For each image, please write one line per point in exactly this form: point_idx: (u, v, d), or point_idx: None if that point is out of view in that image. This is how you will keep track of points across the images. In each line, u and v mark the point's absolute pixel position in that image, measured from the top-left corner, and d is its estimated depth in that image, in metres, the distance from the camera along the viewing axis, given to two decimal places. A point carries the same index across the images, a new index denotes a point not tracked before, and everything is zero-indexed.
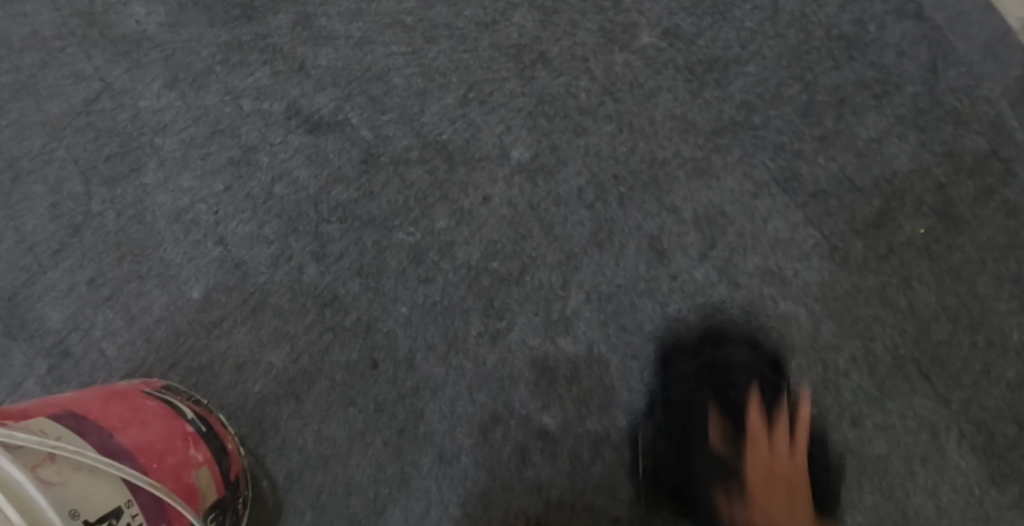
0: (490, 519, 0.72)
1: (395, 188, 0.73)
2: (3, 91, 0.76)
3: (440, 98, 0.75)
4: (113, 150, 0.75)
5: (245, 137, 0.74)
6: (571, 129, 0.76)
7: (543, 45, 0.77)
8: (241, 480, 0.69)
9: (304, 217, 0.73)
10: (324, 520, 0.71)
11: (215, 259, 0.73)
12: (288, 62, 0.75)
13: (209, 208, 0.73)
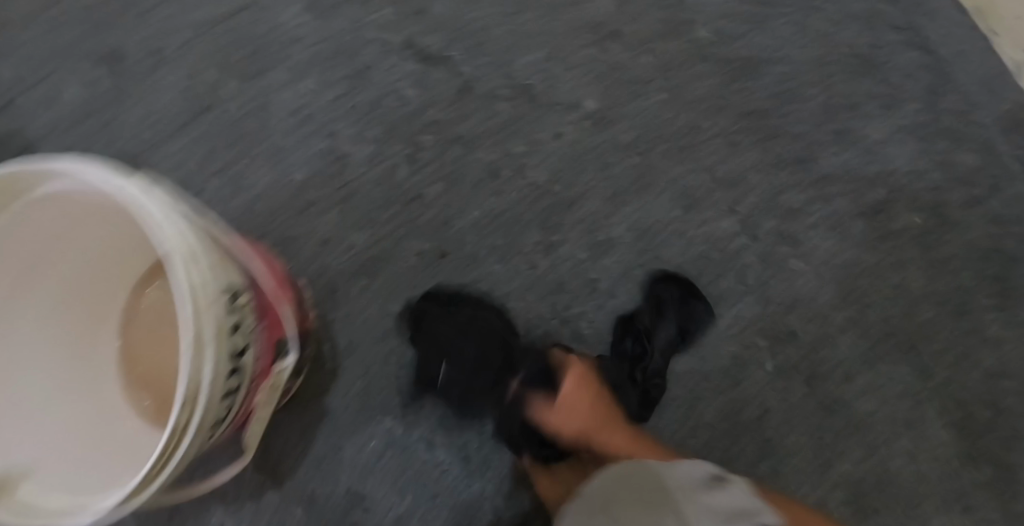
0: (522, 406, 0.82)
1: (482, 116, 0.88)
2: None
3: (529, 52, 0.89)
4: (248, 53, 0.88)
5: (363, 58, 0.88)
6: (630, 93, 0.90)
7: (613, 24, 0.91)
8: (309, 334, 0.79)
9: (402, 126, 0.87)
10: (375, 384, 0.83)
11: (322, 150, 0.86)
12: (408, 6, 0.90)
13: (324, 109, 0.87)
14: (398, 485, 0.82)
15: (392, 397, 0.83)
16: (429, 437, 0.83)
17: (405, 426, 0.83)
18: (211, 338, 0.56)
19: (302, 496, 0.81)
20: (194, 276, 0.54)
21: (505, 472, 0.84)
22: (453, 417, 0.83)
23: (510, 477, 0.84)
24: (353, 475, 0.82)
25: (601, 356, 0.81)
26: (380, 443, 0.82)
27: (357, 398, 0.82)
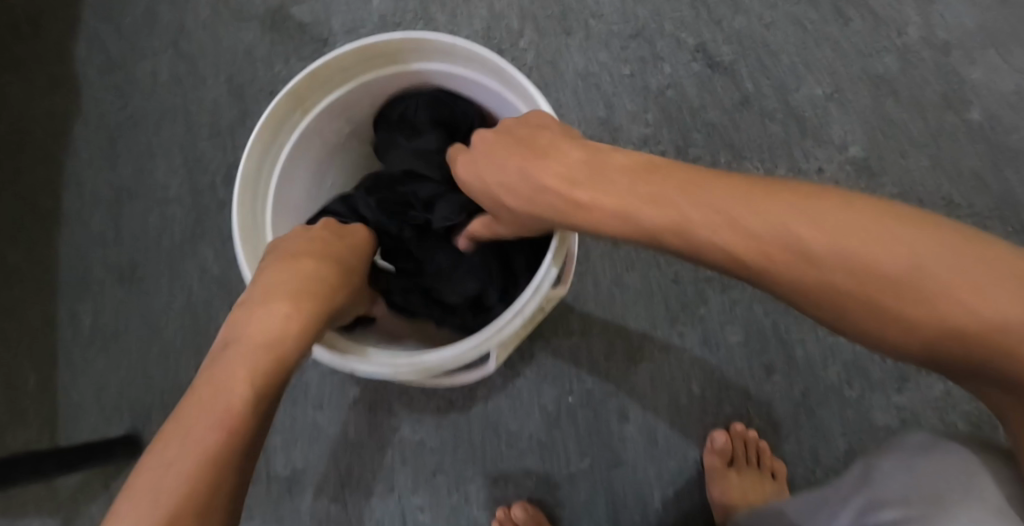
0: (720, 406, 0.86)
1: (758, 131, 0.92)
2: None
3: (812, 87, 0.93)
4: (556, 12, 0.97)
5: (656, 49, 0.95)
6: (898, 150, 0.92)
7: (896, 84, 0.94)
8: None
9: (680, 119, 0.92)
10: (589, 343, 0.87)
11: (601, 119, 0.93)
12: (710, 13, 0.96)
13: (612, 83, 0.94)
14: (580, 445, 0.85)
15: (599, 358, 0.86)
16: (621, 410, 0.86)
17: (604, 391, 0.86)
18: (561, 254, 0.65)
19: (488, 425, 0.86)
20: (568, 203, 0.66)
21: (684, 468, 0.85)
22: (651, 399, 0.86)
23: (687, 473, 0.85)
24: (542, 422, 0.86)
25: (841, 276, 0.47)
26: (577, 400, 0.86)
27: (569, 349, 0.87)
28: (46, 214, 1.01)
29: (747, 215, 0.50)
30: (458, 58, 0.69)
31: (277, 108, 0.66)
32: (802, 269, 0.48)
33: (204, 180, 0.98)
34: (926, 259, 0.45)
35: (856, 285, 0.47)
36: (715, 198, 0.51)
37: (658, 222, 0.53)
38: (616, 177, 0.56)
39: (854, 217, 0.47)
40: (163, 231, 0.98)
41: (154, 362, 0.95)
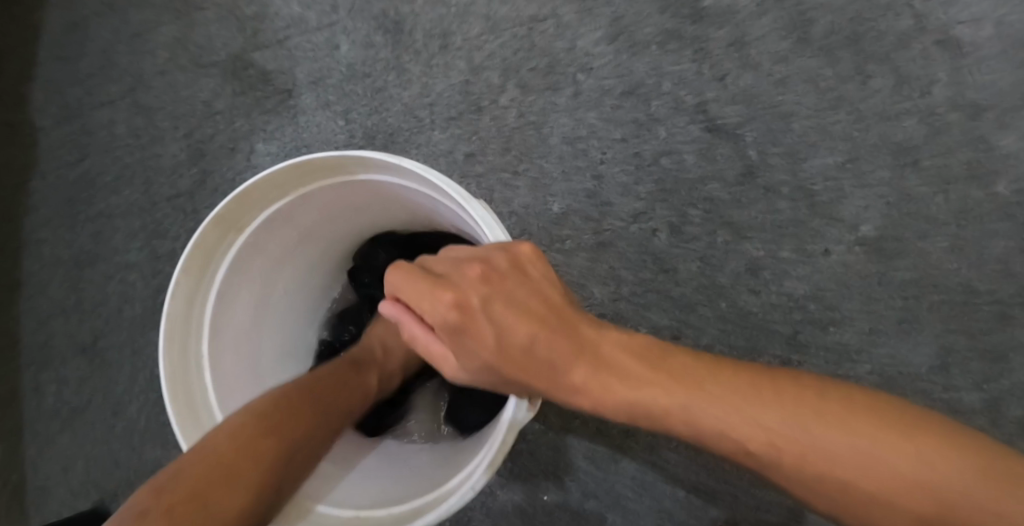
0: (707, 512, 0.81)
1: (761, 208, 0.84)
2: None
3: (824, 156, 0.84)
4: (540, 65, 0.88)
5: (652, 109, 0.86)
6: (916, 231, 0.83)
7: (919, 152, 0.84)
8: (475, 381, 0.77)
9: (676, 193, 0.84)
10: (570, 441, 0.82)
11: (588, 190, 0.85)
12: (713, 69, 0.86)
13: (601, 149, 0.86)
14: None
15: (580, 457, 0.81)
16: (602, 512, 0.81)
17: (584, 491, 0.81)
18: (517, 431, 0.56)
19: (461, 523, 0.82)
20: None
21: None
22: (634, 502, 0.81)
23: None
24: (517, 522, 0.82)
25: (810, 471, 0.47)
26: (553, 499, 0.81)
27: (548, 447, 0.82)
28: (8, 276, 0.96)
29: (763, 419, 0.48)
30: (404, 171, 0.61)
31: (203, 236, 0.60)
32: (775, 460, 0.48)
33: (164, 246, 0.92)
34: (944, 479, 0.45)
35: (873, 494, 0.46)
36: (733, 401, 0.49)
37: (669, 417, 0.51)
38: (628, 360, 0.53)
39: (854, 425, 0.47)
40: (125, 300, 0.93)
41: (120, 437, 0.91)
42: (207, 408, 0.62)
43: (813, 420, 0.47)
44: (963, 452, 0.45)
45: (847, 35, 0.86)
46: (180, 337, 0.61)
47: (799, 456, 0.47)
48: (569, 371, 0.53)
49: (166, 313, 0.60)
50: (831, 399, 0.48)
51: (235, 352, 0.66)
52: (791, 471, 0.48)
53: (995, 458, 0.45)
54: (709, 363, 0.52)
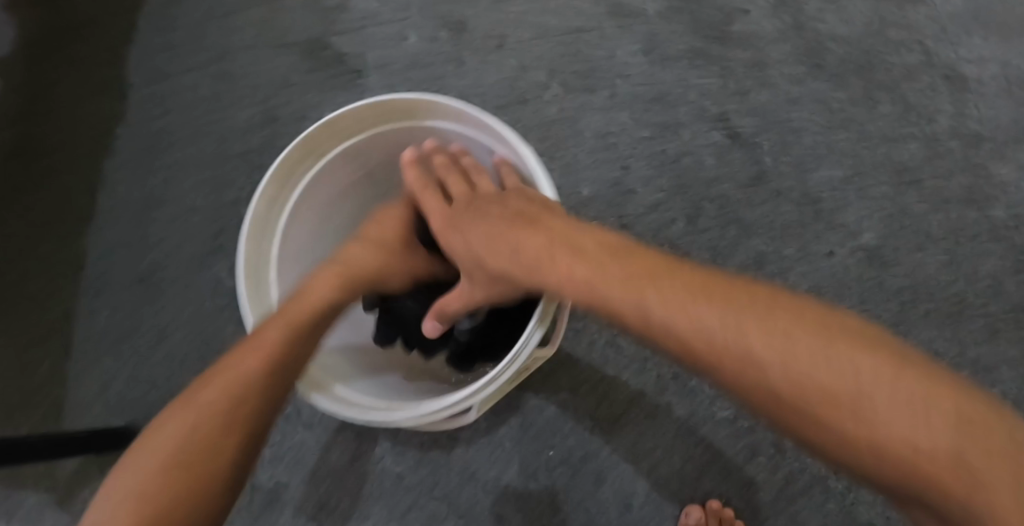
0: (700, 482, 0.85)
1: (771, 208, 0.91)
2: (526, 4, 1.02)
3: (832, 167, 0.92)
4: (580, 69, 0.98)
5: (678, 114, 0.95)
6: (914, 243, 0.90)
7: (920, 173, 0.91)
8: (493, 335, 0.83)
9: (694, 187, 0.92)
10: (576, 402, 0.87)
11: (614, 177, 0.93)
12: (735, 84, 0.95)
13: (629, 144, 0.95)
14: (553, 502, 0.86)
15: (584, 418, 0.87)
16: (599, 473, 0.86)
17: (585, 451, 0.86)
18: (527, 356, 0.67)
19: (467, 469, 0.88)
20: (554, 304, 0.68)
21: None
22: (631, 465, 0.85)
23: None
24: (520, 473, 0.87)
25: (753, 374, 0.45)
26: (556, 455, 0.87)
27: (555, 405, 0.87)
28: (82, 209, 1.10)
29: (713, 315, 0.47)
30: (467, 120, 0.70)
31: (289, 154, 0.69)
32: (717, 357, 0.46)
33: (228, 195, 1.03)
34: (920, 424, 0.41)
35: (830, 420, 0.43)
36: (709, 304, 0.48)
37: (633, 321, 0.50)
38: (614, 267, 0.52)
39: (838, 344, 0.44)
40: (185, 240, 1.03)
41: (161, 362, 1.00)
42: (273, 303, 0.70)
43: (768, 322, 0.46)
44: (952, 402, 0.41)
45: (859, 64, 0.95)
46: (258, 237, 0.69)
47: (742, 352, 0.46)
48: (547, 263, 0.55)
49: (251, 211, 0.67)
50: (791, 307, 0.47)
51: (296, 263, 0.75)
52: (729, 369, 0.46)
53: (946, 386, 0.42)
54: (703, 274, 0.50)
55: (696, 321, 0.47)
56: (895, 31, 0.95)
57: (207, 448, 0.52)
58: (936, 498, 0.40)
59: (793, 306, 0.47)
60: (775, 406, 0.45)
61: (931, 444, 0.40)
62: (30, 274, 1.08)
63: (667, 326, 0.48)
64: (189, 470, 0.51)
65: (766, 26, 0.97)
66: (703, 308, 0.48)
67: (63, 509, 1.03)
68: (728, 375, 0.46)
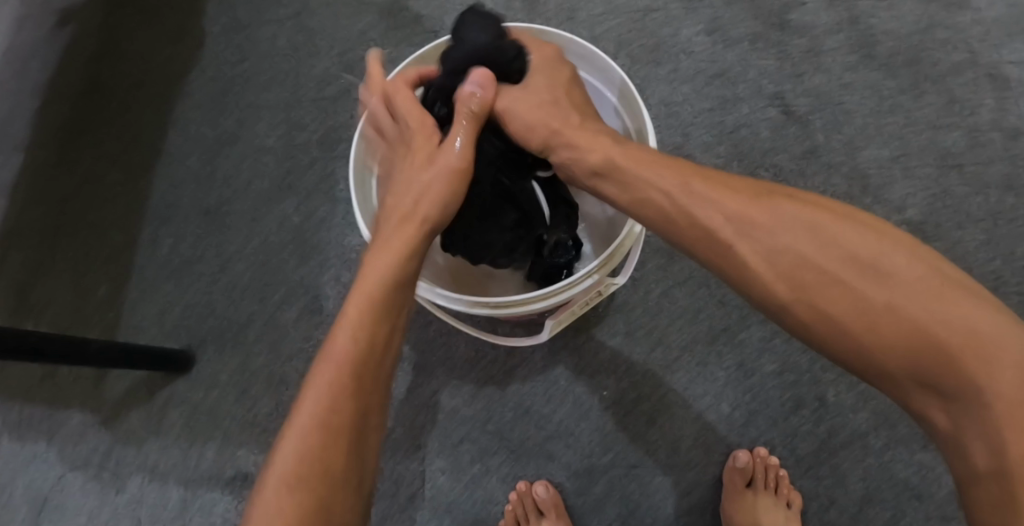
0: (745, 429, 0.89)
1: (821, 180, 0.97)
2: None
3: (880, 148, 0.98)
4: (647, 43, 1.03)
5: (737, 90, 1.01)
6: (955, 222, 0.95)
7: (963, 159, 0.97)
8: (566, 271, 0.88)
9: (750, 157, 0.98)
10: (630, 346, 0.91)
11: (674, 144, 0.99)
12: (792, 67, 1.01)
13: (691, 114, 1.00)
14: (606, 440, 0.90)
15: (637, 362, 0.91)
16: (651, 415, 0.90)
17: (637, 393, 0.90)
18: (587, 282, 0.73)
19: (521, 405, 0.91)
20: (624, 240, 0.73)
21: (700, 481, 0.89)
22: (681, 410, 0.90)
23: (702, 489, 0.88)
24: (573, 410, 0.91)
25: (804, 267, 0.54)
26: (610, 396, 0.90)
27: (610, 348, 0.91)
28: (152, 145, 1.10)
29: (783, 215, 0.56)
30: (564, 52, 0.78)
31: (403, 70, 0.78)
32: (776, 246, 0.55)
33: (301, 137, 1.07)
34: (952, 321, 0.49)
35: (873, 314, 0.51)
36: (784, 216, 0.56)
37: (698, 229, 0.59)
38: (694, 180, 0.60)
39: (891, 255, 0.53)
40: (255, 176, 1.07)
41: (222, 289, 1.04)
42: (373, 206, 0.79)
43: (827, 224, 0.55)
44: (980, 311, 0.49)
45: (908, 57, 1.01)
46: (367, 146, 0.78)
47: (793, 246, 0.55)
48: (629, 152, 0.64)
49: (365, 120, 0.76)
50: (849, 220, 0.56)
51: None
52: (778, 261, 0.55)
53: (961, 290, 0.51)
54: (772, 192, 0.58)
55: (764, 225, 0.56)
56: (943, 30, 1.01)
57: (349, 395, 0.57)
58: (952, 388, 0.49)
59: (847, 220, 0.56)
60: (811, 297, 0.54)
61: (944, 328, 0.49)
62: (93, 203, 1.08)
63: (733, 217, 0.57)
64: (331, 417, 0.56)
65: (823, 17, 1.02)
66: (776, 212, 0.57)
67: (105, 430, 1.03)
68: (772, 265, 0.55)
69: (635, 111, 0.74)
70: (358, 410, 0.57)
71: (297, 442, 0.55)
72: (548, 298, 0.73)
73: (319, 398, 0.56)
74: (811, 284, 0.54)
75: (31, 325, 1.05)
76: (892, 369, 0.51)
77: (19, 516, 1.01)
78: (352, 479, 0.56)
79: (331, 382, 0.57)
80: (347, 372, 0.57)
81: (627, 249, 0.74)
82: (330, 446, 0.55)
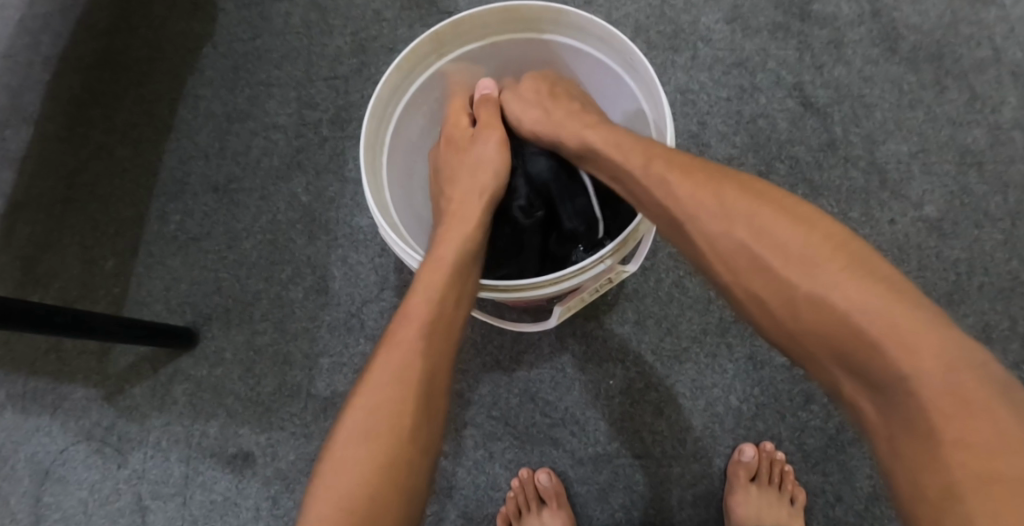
0: (753, 422, 0.88)
1: (838, 173, 0.96)
2: None
3: (899, 143, 0.97)
4: (666, 29, 1.01)
5: (756, 80, 0.99)
6: (973, 221, 0.94)
7: (983, 157, 0.96)
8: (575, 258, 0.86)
9: (767, 148, 0.97)
10: (639, 335, 0.90)
11: (690, 133, 0.98)
12: (813, 59, 1.00)
13: (708, 104, 0.99)
14: (611, 429, 0.89)
15: (646, 352, 0.90)
16: (659, 405, 0.89)
17: (645, 383, 0.89)
18: (598, 268, 0.69)
19: (527, 391, 0.90)
20: (636, 228, 0.69)
21: (706, 474, 0.88)
22: (689, 402, 0.89)
23: (708, 481, 0.88)
24: (580, 397, 0.90)
25: (747, 253, 0.54)
26: (617, 385, 0.90)
27: (619, 336, 0.90)
28: (161, 120, 1.09)
29: (732, 199, 0.56)
30: (586, 34, 0.76)
31: (417, 46, 0.75)
32: (720, 227, 0.55)
33: (313, 116, 1.06)
34: (884, 312, 0.49)
35: (808, 304, 0.52)
36: (728, 197, 0.56)
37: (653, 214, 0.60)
38: (655, 159, 0.61)
39: (829, 246, 0.52)
40: (265, 154, 1.06)
41: (228, 267, 1.03)
42: (382, 181, 0.77)
43: (780, 211, 0.55)
44: (911, 310, 0.49)
45: (931, 52, 0.99)
46: (378, 117, 0.76)
47: (736, 236, 0.55)
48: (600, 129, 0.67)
49: (378, 90, 0.74)
50: (807, 208, 0.55)
51: (397, 151, 0.82)
52: (726, 248, 0.55)
53: (903, 296, 0.49)
54: (724, 177, 0.58)
55: (715, 207, 0.56)
56: (967, 26, 0.99)
57: (422, 359, 0.62)
58: (879, 379, 0.49)
59: (815, 213, 0.54)
60: (747, 281, 0.55)
61: (869, 327, 0.49)
62: (102, 176, 1.08)
63: (678, 200, 0.57)
64: (404, 377, 0.61)
65: (845, 8, 1.01)
66: (731, 196, 0.56)
67: (108, 404, 1.03)
68: (718, 250, 0.56)
69: (655, 98, 0.73)
70: (429, 372, 0.62)
71: (372, 397, 0.60)
72: (561, 283, 0.69)
73: (394, 358, 0.61)
74: (750, 267, 0.54)
75: (37, 297, 1.04)
76: (824, 360, 0.52)
77: (22, 487, 1.01)
78: (420, 434, 0.60)
79: (404, 346, 0.62)
80: (422, 337, 0.62)
81: (641, 234, 0.71)
82: (402, 405, 0.60)
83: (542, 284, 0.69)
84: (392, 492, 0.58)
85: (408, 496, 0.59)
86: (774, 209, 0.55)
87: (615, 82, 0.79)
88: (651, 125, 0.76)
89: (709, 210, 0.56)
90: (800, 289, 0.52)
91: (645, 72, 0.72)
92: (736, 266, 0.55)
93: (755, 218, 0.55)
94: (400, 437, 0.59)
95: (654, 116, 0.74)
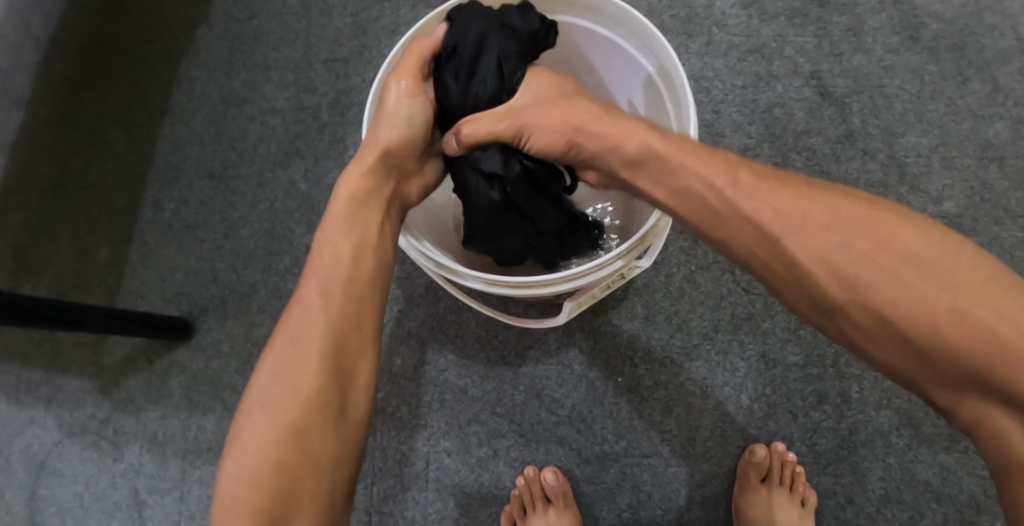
0: (764, 421, 0.87)
1: (855, 167, 0.93)
2: None
3: (919, 136, 0.94)
4: (680, 13, 0.97)
5: (772, 68, 0.96)
6: (993, 217, 0.91)
7: (1005, 152, 0.93)
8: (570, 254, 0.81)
9: (783, 139, 0.94)
10: (648, 331, 0.87)
11: (704, 122, 0.95)
12: (831, 47, 0.96)
13: (722, 92, 0.95)
14: (619, 428, 0.87)
15: (656, 349, 0.87)
16: (668, 403, 0.87)
17: (655, 380, 0.87)
18: (615, 265, 0.67)
19: (533, 388, 0.88)
20: (649, 225, 0.67)
21: (715, 474, 0.86)
22: (699, 400, 0.87)
23: (717, 481, 0.86)
24: (586, 395, 0.88)
25: (847, 272, 0.54)
26: (626, 383, 0.87)
27: (628, 333, 0.88)
28: (154, 103, 1.05)
29: (817, 212, 0.55)
30: (601, 15, 0.73)
31: (424, 26, 0.72)
32: (816, 245, 0.54)
33: (311, 100, 1.02)
34: (994, 305, 0.50)
35: (938, 315, 0.51)
36: (817, 208, 0.55)
37: (752, 228, 0.57)
38: (740, 173, 0.58)
39: (924, 247, 0.52)
40: (263, 139, 1.02)
41: (225, 256, 1.00)
42: None
43: (866, 218, 0.54)
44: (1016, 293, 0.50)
45: (952, 41, 0.95)
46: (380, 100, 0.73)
47: (835, 252, 0.54)
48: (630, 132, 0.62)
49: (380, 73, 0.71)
50: (879, 208, 0.55)
51: None
52: (825, 269, 0.54)
53: (1002, 278, 0.51)
54: (796, 182, 0.58)
55: (808, 219, 0.55)
56: (991, 14, 0.96)
57: (319, 314, 0.60)
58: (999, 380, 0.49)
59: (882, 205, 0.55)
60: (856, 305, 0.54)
61: (996, 321, 0.49)
62: (95, 161, 1.04)
63: (769, 215, 0.56)
64: (304, 336, 0.59)
65: None
66: (814, 204, 0.56)
67: (103, 397, 1.00)
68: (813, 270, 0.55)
69: (675, 85, 0.70)
70: (331, 328, 0.60)
71: (276, 361, 0.59)
72: (574, 280, 0.67)
73: (295, 317, 0.60)
74: (854, 291, 0.54)
75: (29, 287, 1.01)
76: (942, 370, 0.52)
77: (16, 480, 0.99)
78: (329, 395, 0.58)
79: (304, 303, 0.60)
80: (320, 292, 0.60)
81: (656, 233, 0.69)
82: (300, 366, 0.58)
83: (559, 279, 0.66)
84: (296, 454, 0.57)
85: (315, 459, 0.57)
86: (848, 212, 0.55)
87: (630, 67, 0.76)
88: (670, 113, 0.73)
89: (798, 221, 0.55)
90: (917, 302, 0.51)
91: (666, 57, 0.69)
92: (843, 291, 0.54)
93: (836, 229, 0.54)
94: (299, 396, 0.58)
95: (673, 102, 0.71)
